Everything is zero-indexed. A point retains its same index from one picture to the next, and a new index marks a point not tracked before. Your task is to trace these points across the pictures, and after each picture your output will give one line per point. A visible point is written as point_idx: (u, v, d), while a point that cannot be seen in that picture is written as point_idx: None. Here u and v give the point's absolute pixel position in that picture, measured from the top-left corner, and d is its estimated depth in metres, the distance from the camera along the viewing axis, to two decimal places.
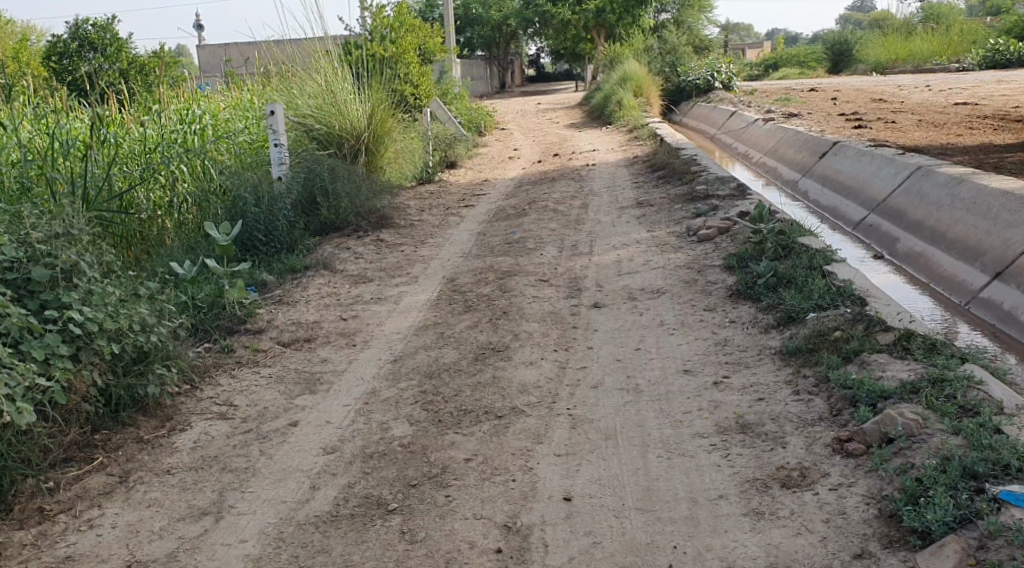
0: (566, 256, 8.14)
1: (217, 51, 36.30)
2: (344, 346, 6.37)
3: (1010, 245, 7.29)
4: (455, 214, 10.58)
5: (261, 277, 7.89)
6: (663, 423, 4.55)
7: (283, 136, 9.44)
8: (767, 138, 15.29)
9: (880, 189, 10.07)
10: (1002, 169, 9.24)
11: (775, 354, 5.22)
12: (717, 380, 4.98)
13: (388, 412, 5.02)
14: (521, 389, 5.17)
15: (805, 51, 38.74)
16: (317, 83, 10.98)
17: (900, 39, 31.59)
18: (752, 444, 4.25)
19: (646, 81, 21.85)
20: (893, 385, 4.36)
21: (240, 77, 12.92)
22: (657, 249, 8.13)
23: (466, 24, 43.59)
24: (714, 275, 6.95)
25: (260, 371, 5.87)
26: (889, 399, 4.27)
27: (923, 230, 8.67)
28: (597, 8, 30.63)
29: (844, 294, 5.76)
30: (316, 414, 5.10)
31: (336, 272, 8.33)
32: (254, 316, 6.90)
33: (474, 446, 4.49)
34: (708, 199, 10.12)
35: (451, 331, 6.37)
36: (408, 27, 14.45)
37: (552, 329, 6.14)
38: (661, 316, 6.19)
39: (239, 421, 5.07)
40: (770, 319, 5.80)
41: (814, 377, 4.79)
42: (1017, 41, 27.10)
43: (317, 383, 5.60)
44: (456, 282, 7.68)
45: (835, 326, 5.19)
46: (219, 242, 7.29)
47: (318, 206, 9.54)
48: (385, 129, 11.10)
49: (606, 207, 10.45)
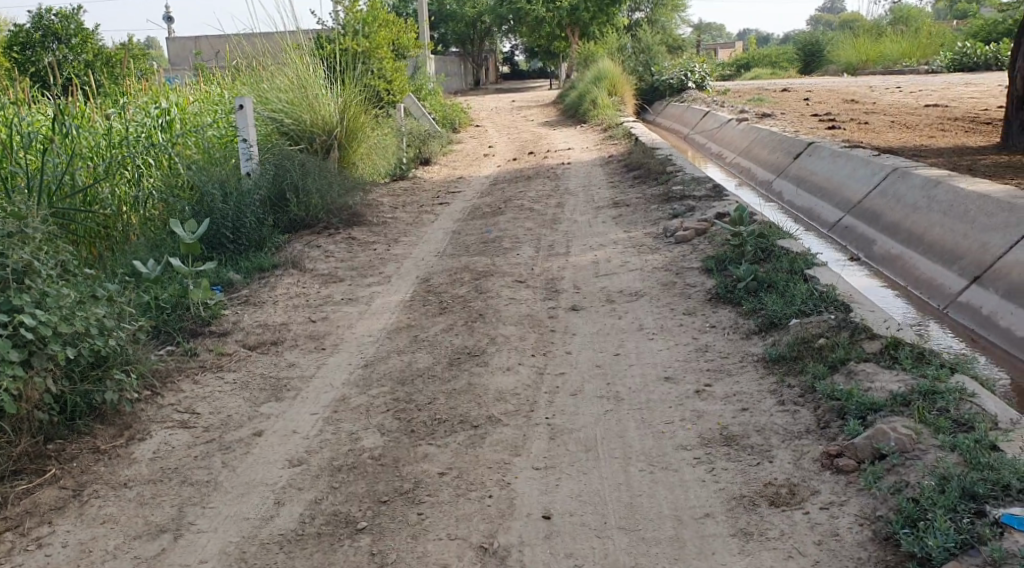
0: (542, 257, 7.97)
1: (187, 44, 36.00)
2: (312, 350, 6.17)
3: (987, 249, 7.20)
4: (429, 212, 10.39)
5: (227, 276, 7.68)
6: (645, 434, 4.38)
7: (251, 132, 9.22)
8: (742, 138, 15.20)
9: (856, 190, 9.98)
10: (978, 171, 9.17)
11: (758, 362, 5.06)
12: (698, 389, 4.81)
13: (358, 421, 4.84)
14: (497, 396, 4.99)
15: (777, 52, 38.87)
16: (288, 77, 10.75)
17: (870, 41, 31.73)
18: (738, 458, 4.10)
19: (621, 79, 21.76)
20: (883, 397, 4.23)
21: (209, 70, 12.63)
22: (634, 249, 7.98)
23: (440, 20, 43.41)
24: (693, 277, 6.80)
25: (223, 376, 5.70)
26: (879, 412, 4.14)
27: (899, 232, 8.58)
28: (571, 5, 30.46)
29: (828, 299, 5.60)
30: (281, 423, 4.91)
31: (305, 271, 8.11)
32: (219, 316, 6.73)
33: (448, 459, 4.31)
34: (684, 199, 10.00)
35: (425, 334, 6.19)
36: (381, 21, 14.20)
37: (529, 333, 5.98)
38: (641, 319, 6.04)
39: (201, 430, 4.86)
40: (752, 324, 5.64)
41: (799, 387, 4.63)
42: (985, 44, 27.30)
43: (283, 389, 5.43)
44: (431, 282, 7.48)
45: (819, 333, 5.03)
46: (185, 240, 7.04)
47: (288, 203, 9.29)
48: (358, 125, 10.89)
49: (582, 207, 10.30)
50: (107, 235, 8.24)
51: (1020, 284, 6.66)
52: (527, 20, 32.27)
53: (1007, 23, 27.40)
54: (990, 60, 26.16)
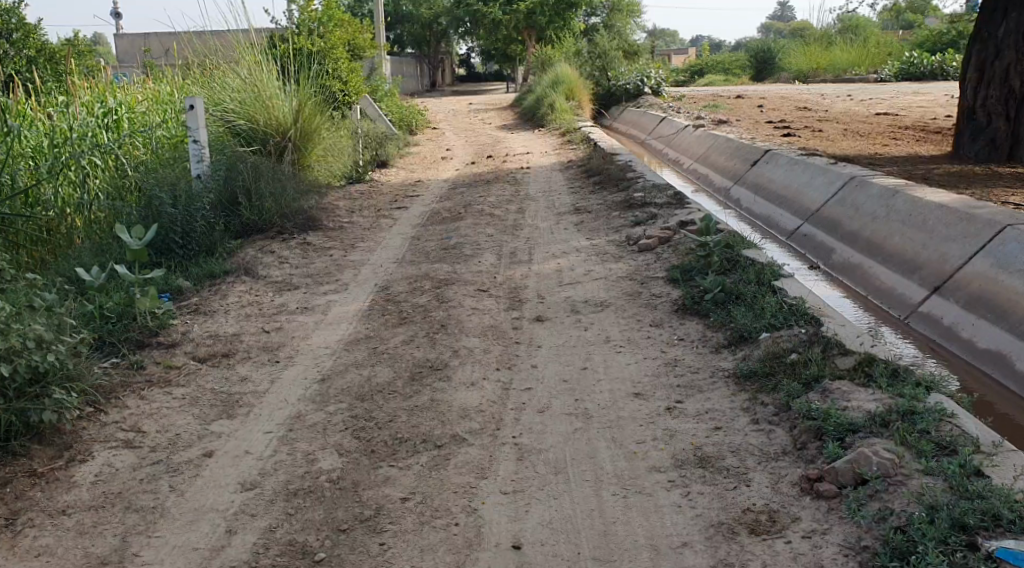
0: (504, 265, 7.78)
1: (135, 41, 35.34)
2: (265, 363, 5.92)
3: (947, 259, 7.15)
4: (387, 216, 10.14)
5: (176, 283, 7.39)
6: (616, 455, 4.21)
7: (202, 132, 8.85)
8: (699, 144, 15.17)
9: (814, 198, 9.93)
10: (932, 180, 9.15)
11: (729, 377, 4.84)
12: (669, 405, 4.64)
13: (314, 441, 4.65)
14: (462, 413, 4.79)
15: (729, 58, 39.17)
16: (240, 76, 10.45)
17: (821, 48, 32.08)
18: (714, 482, 3.94)
19: (578, 84, 21.68)
20: (861, 417, 4.10)
21: (158, 67, 12.24)
22: (598, 258, 7.81)
23: (396, 21, 43.05)
24: (659, 287, 6.64)
25: (170, 391, 5.46)
26: (858, 433, 4.00)
27: (858, 240, 8.51)
28: (528, 9, 30.32)
29: (798, 312, 5.36)
30: (233, 443, 4.69)
31: (259, 278, 7.83)
32: (168, 326, 6.46)
33: (411, 483, 4.10)
34: (646, 206, 9.88)
35: (384, 346, 5.97)
36: (336, 22, 13.93)
37: (493, 345, 5.78)
38: (607, 331, 5.87)
39: (146, 451, 4.62)
40: (721, 338, 5.40)
41: (773, 405, 4.45)
42: (932, 55, 27.74)
43: (235, 406, 5.23)
44: (390, 290, 7.26)
45: (791, 348, 4.84)
46: (131, 246, 6.73)
47: (239, 206, 9.01)
48: (312, 126, 10.61)
49: (543, 213, 10.14)
50: (49, 239, 7.93)
51: (980, 295, 6.59)
52: (483, 23, 32.11)
53: (952, 33, 27.86)
54: (937, 70, 26.58)
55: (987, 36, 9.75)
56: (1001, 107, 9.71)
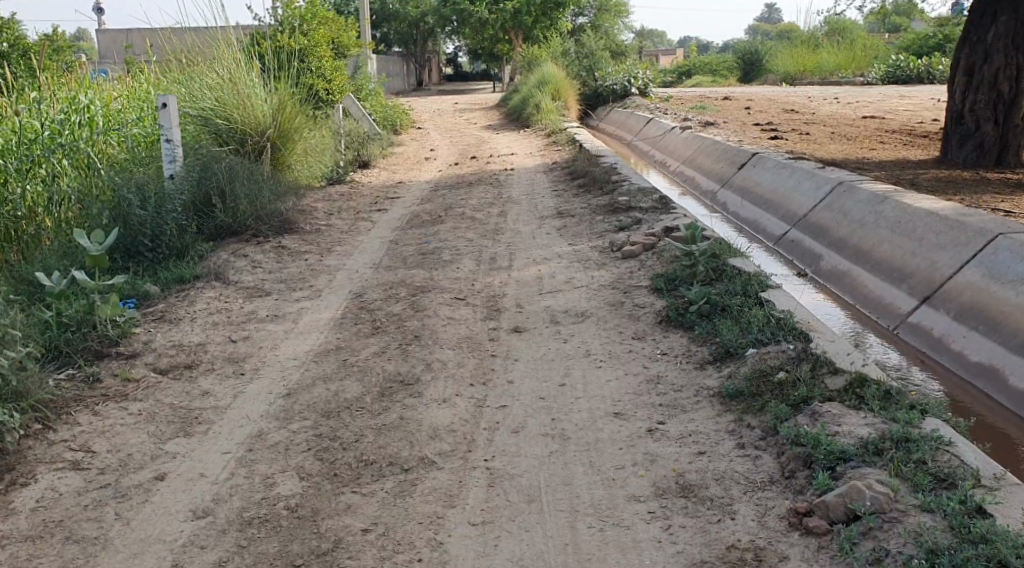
0: (483, 271, 7.52)
1: (117, 36, 34.91)
2: (229, 376, 5.64)
3: (936, 269, 6.92)
4: (365, 219, 9.86)
5: (142, 289, 7.13)
6: (593, 482, 3.96)
7: (175, 131, 8.56)
8: (686, 146, 14.93)
9: (801, 203, 9.70)
10: (920, 186, 8.92)
11: (714, 396, 4.58)
12: (650, 427, 4.38)
13: (274, 463, 4.40)
14: (432, 433, 4.52)
15: (716, 59, 38.90)
16: (217, 74, 10.12)
17: (808, 50, 31.93)
18: (697, 513, 3.71)
19: (564, 84, 21.46)
20: (854, 444, 3.86)
21: (135, 61, 11.92)
22: (580, 264, 7.56)
23: (383, 20, 42.88)
24: (643, 296, 6.38)
25: (126, 406, 5.20)
26: (850, 462, 3.77)
27: (846, 247, 8.28)
28: (514, 9, 30.05)
29: (786, 327, 5.07)
30: (186, 465, 4.47)
31: (229, 284, 7.53)
32: (129, 335, 6.20)
33: (373, 512, 3.85)
34: (630, 211, 9.63)
35: (354, 358, 5.69)
36: (320, 19, 13.62)
37: (468, 359, 5.51)
38: (587, 344, 5.62)
39: (94, 472, 4.42)
40: (706, 353, 5.14)
41: (760, 428, 4.20)
42: (917, 58, 27.68)
43: (193, 423, 4.97)
44: (364, 298, 6.98)
45: (779, 366, 4.59)
46: (92, 252, 6.43)
47: (213, 207, 8.72)
48: (291, 126, 10.32)
49: (526, 216, 9.88)
50: (16, 241, 7.78)
51: (971, 307, 6.36)
52: (470, 21, 31.78)
53: (938, 36, 27.80)
54: (922, 73, 26.50)
55: (976, 39, 9.56)
56: (990, 112, 9.49)
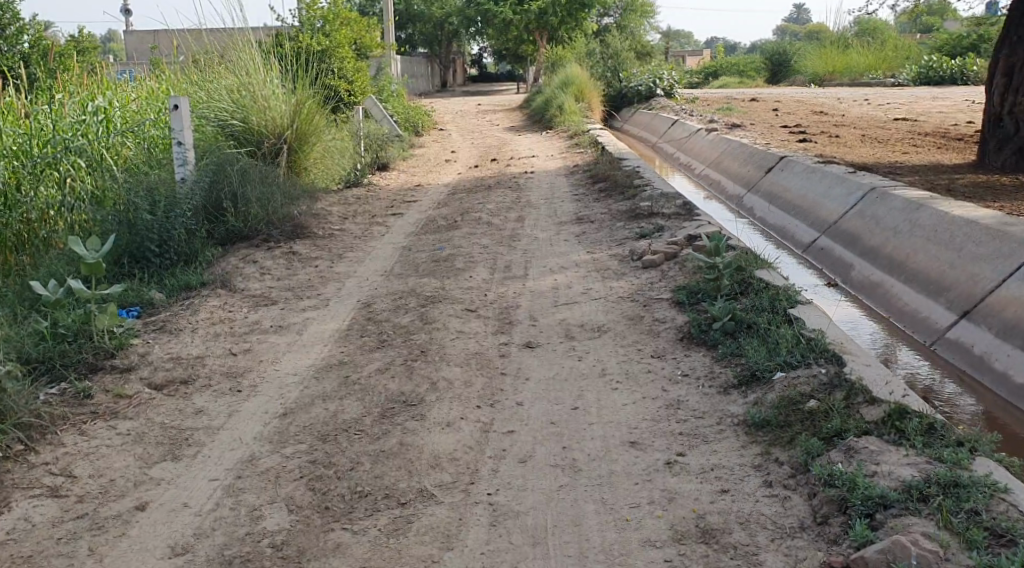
0: (497, 280, 7.20)
1: (145, 38, 34.99)
2: (226, 393, 5.32)
3: (978, 281, 6.52)
4: (380, 223, 9.55)
5: (146, 296, 6.82)
6: (605, 523, 3.65)
7: (186, 134, 8.19)
8: (712, 148, 14.52)
9: (832, 209, 9.30)
10: (956, 192, 8.52)
11: (739, 425, 4.22)
12: (669, 458, 4.03)
13: (263, 493, 4.13)
14: (433, 462, 4.24)
15: (743, 61, 38.29)
16: (233, 74, 9.81)
17: (837, 50, 31.34)
18: (717, 563, 3.39)
19: (588, 85, 21.11)
20: (894, 488, 3.51)
21: (153, 61, 11.68)
22: (598, 275, 7.21)
23: (408, 21, 42.68)
24: (663, 311, 6.02)
25: (115, 426, 4.91)
26: (890, 509, 3.42)
27: (880, 257, 7.88)
28: (540, 10, 29.65)
29: (817, 349, 4.69)
30: (171, 492, 4.22)
31: (235, 292, 7.20)
32: (127, 347, 5.88)
33: (364, 554, 3.63)
34: (653, 217, 9.27)
35: (357, 375, 5.37)
36: (342, 20, 13.30)
37: (476, 377, 5.19)
38: (603, 362, 5.27)
39: (73, 500, 4.20)
40: (730, 375, 4.77)
41: (789, 464, 3.85)
42: (950, 59, 27.11)
43: (183, 444, 4.68)
44: (372, 308, 6.67)
45: (810, 394, 4.22)
46: (86, 260, 6.07)
47: (224, 212, 8.40)
48: (309, 127, 10.00)
49: (544, 222, 9.54)
50: (29, 244, 7.64)
51: (1015, 322, 5.97)
52: (495, 22, 31.52)
53: (970, 37, 27.20)
54: (954, 74, 25.93)
55: (1017, 39, 9.13)
56: None
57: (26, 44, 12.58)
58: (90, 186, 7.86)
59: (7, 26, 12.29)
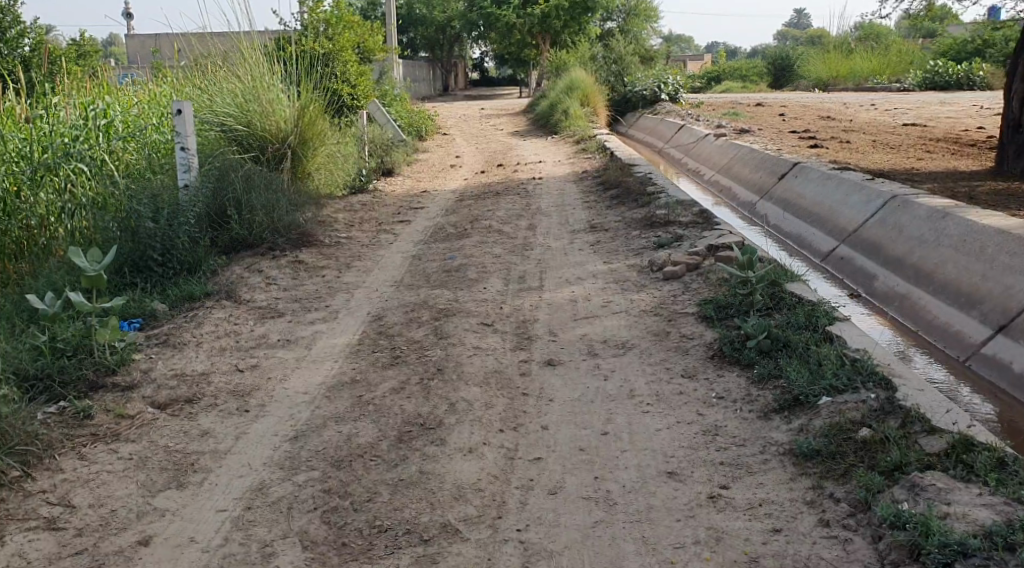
0: (513, 291, 6.92)
1: (146, 41, 34.69)
2: (232, 413, 5.04)
3: (1012, 293, 6.22)
4: (388, 231, 9.30)
5: (149, 308, 6.53)
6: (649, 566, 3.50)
7: (191, 138, 7.91)
8: (721, 154, 14.25)
9: (851, 218, 9.00)
10: (982, 199, 8.26)
11: (786, 457, 4.05)
12: (712, 492, 3.87)
13: (275, 526, 3.90)
14: (456, 493, 4.00)
15: (747, 65, 38.03)
16: (238, 78, 9.52)
17: (841, 54, 31.06)
18: None
19: (593, 88, 20.83)
20: (971, 533, 3.34)
21: (155, 64, 11.39)
22: (617, 286, 6.94)
23: (409, 24, 42.40)
24: (690, 326, 5.74)
25: (116, 449, 4.64)
26: (971, 558, 3.25)
27: (905, 267, 7.58)
28: (543, 14, 29.35)
29: (864, 372, 4.46)
30: (177, 524, 3.97)
31: (240, 303, 6.91)
32: (128, 363, 5.58)
33: None
34: (669, 225, 8.99)
35: (370, 395, 5.08)
36: (346, 23, 13.00)
37: (497, 398, 4.91)
38: (630, 381, 5.00)
39: (71, 534, 3.94)
40: (770, 399, 4.52)
41: (849, 501, 3.70)
42: (957, 63, 26.83)
43: (188, 470, 4.41)
44: (383, 321, 6.39)
45: (863, 424, 4.05)
46: (87, 272, 5.77)
47: (228, 219, 8.12)
48: (314, 132, 9.74)
49: (556, 230, 9.26)
50: (28, 251, 7.35)
51: None
52: (497, 26, 31.22)
53: (977, 43, 26.94)
54: (961, 80, 25.65)
55: None
56: None
57: (27, 48, 12.29)
58: (91, 192, 7.59)
59: (7, 29, 12.00)
